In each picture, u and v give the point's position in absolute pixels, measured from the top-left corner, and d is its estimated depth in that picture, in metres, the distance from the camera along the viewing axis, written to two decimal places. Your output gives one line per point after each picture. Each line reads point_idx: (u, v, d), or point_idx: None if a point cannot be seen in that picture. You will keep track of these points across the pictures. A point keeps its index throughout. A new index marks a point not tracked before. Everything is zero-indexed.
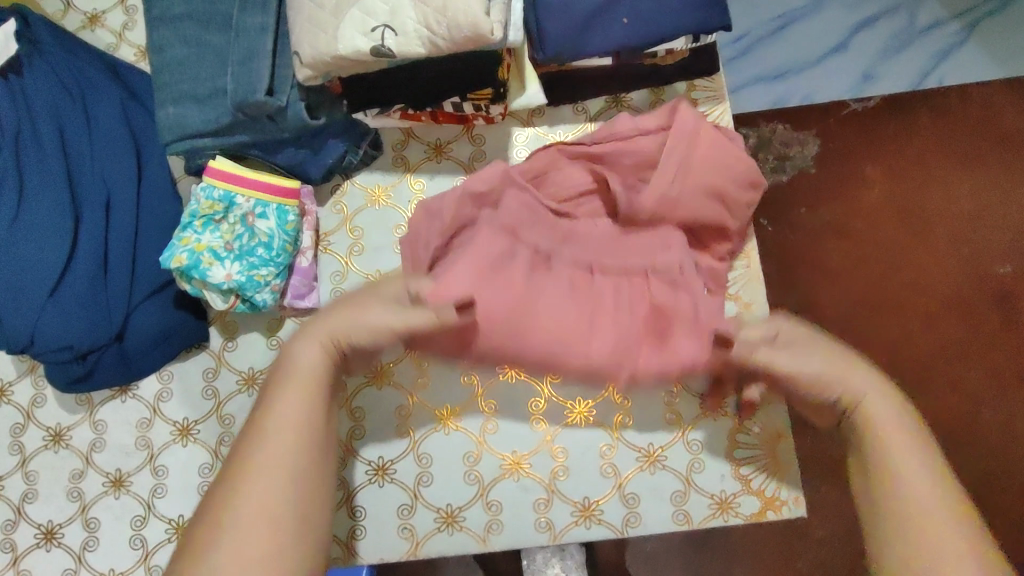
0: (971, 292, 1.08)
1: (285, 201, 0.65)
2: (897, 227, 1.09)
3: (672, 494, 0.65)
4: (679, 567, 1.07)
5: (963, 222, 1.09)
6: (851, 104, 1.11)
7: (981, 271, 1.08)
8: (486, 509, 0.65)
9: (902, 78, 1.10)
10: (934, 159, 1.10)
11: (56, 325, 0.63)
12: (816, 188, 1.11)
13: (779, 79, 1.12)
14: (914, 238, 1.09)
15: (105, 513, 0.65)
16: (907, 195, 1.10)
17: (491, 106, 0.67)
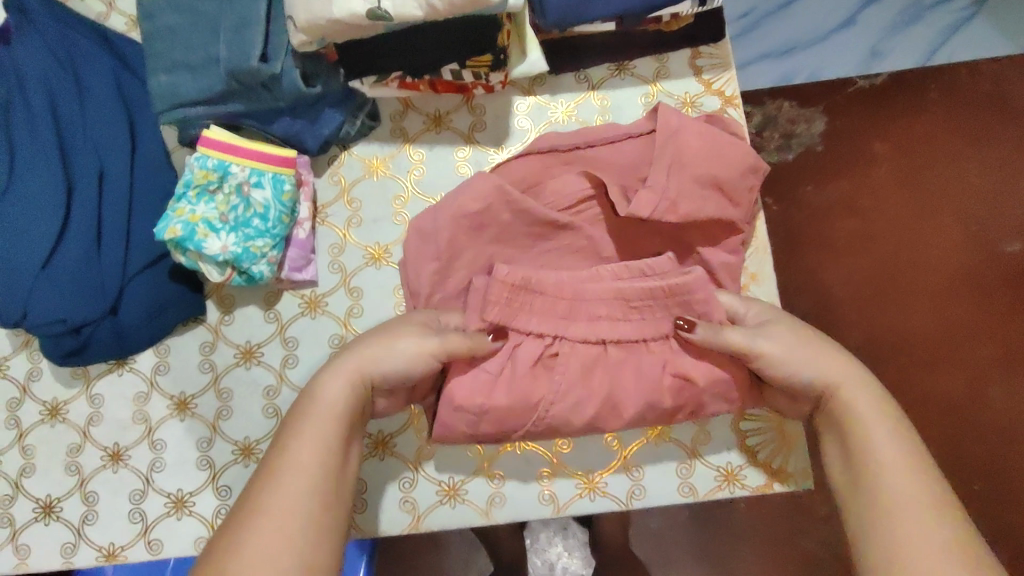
0: (980, 270, 1.05)
1: (282, 170, 0.64)
2: (905, 205, 1.08)
3: (677, 466, 0.64)
4: (682, 545, 1.07)
5: (975, 199, 1.07)
6: (859, 80, 1.09)
7: (991, 248, 1.06)
8: (488, 481, 0.64)
9: (910, 53, 1.08)
10: (944, 135, 1.08)
11: (49, 298, 0.63)
12: (821, 167, 1.09)
13: (785, 55, 1.10)
14: (921, 215, 1.07)
15: (103, 487, 0.65)
16: (915, 172, 1.08)
17: (491, 73, 0.66)
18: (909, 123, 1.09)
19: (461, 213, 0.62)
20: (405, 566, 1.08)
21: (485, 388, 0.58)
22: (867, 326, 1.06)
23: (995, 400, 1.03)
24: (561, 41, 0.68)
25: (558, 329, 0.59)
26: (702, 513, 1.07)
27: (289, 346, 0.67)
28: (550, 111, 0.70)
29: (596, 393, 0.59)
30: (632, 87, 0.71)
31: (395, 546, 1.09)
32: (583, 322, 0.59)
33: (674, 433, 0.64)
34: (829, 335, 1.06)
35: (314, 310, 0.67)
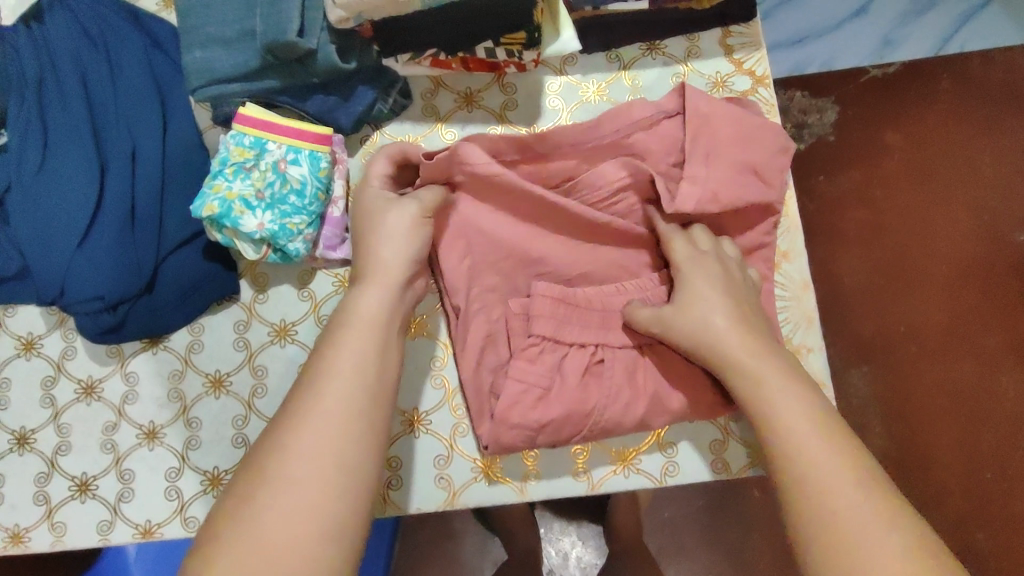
0: (989, 260, 1.05)
1: (317, 147, 0.64)
2: (915, 195, 1.08)
3: (710, 443, 0.64)
4: (696, 531, 1.07)
5: (984, 189, 1.06)
6: (871, 70, 1.09)
7: (998, 237, 1.05)
8: (523, 459, 0.64)
9: (922, 42, 1.09)
10: (956, 125, 1.08)
11: (82, 276, 0.63)
12: (832, 156, 1.10)
13: (798, 44, 1.10)
14: (932, 205, 1.07)
15: (140, 464, 0.65)
16: (926, 162, 1.08)
17: (525, 51, 0.66)
18: (919, 113, 1.09)
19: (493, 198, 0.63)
20: (421, 555, 1.08)
21: (530, 399, 0.59)
22: (878, 316, 1.07)
23: (1006, 390, 1.02)
24: (589, 21, 0.69)
25: (600, 338, 0.61)
26: (717, 498, 1.07)
27: (323, 324, 0.67)
28: (581, 90, 0.70)
29: (642, 393, 0.60)
30: (664, 66, 0.71)
31: (408, 537, 1.09)
32: (619, 332, 0.61)
33: (705, 424, 0.64)
34: (840, 322, 1.08)
35: (348, 289, 0.67)
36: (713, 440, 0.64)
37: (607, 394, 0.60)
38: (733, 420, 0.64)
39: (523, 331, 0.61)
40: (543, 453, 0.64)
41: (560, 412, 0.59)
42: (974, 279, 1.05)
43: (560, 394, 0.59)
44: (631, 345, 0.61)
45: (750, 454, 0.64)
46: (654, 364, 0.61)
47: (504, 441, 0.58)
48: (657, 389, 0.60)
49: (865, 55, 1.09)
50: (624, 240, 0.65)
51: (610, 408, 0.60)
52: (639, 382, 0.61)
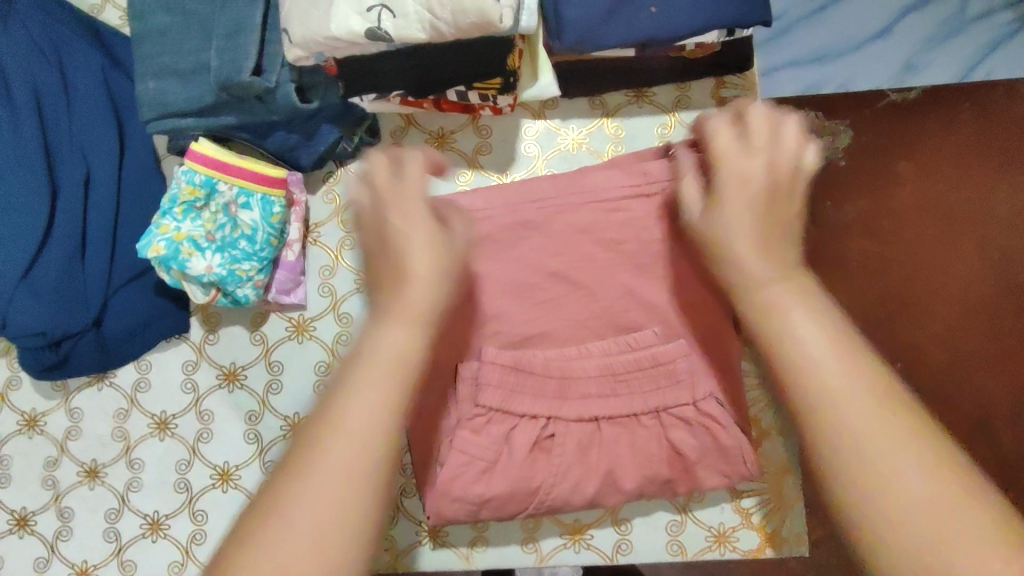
0: None
1: (270, 190, 0.60)
2: None
3: (667, 523, 0.62)
4: None
5: None
6: (890, 94, 1.00)
7: None
8: (471, 527, 0.62)
9: (944, 67, 1.00)
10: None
11: (27, 310, 0.60)
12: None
13: (815, 62, 1.03)
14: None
15: (79, 503, 0.63)
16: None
17: (500, 95, 0.61)
18: None
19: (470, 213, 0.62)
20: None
21: (477, 477, 0.56)
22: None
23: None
24: (574, 66, 0.64)
25: (552, 410, 0.57)
26: None
27: (274, 370, 0.64)
28: (559, 137, 0.67)
29: (595, 471, 0.57)
30: (649, 116, 0.67)
31: None
32: (575, 399, 0.57)
33: (662, 506, 0.61)
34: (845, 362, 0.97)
35: (301, 335, 0.64)
36: (670, 522, 0.61)
37: (558, 472, 0.57)
38: (691, 503, 0.62)
39: (471, 399, 0.58)
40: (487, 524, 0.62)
41: (504, 489, 0.56)
42: None
43: (505, 469, 0.56)
44: (586, 419, 0.57)
45: (711, 541, 0.62)
46: (608, 443, 0.57)
47: (445, 514, 0.56)
48: (611, 469, 0.57)
49: (886, 73, 1.01)
50: (589, 305, 0.63)
51: (557, 487, 0.57)
52: (591, 460, 0.57)
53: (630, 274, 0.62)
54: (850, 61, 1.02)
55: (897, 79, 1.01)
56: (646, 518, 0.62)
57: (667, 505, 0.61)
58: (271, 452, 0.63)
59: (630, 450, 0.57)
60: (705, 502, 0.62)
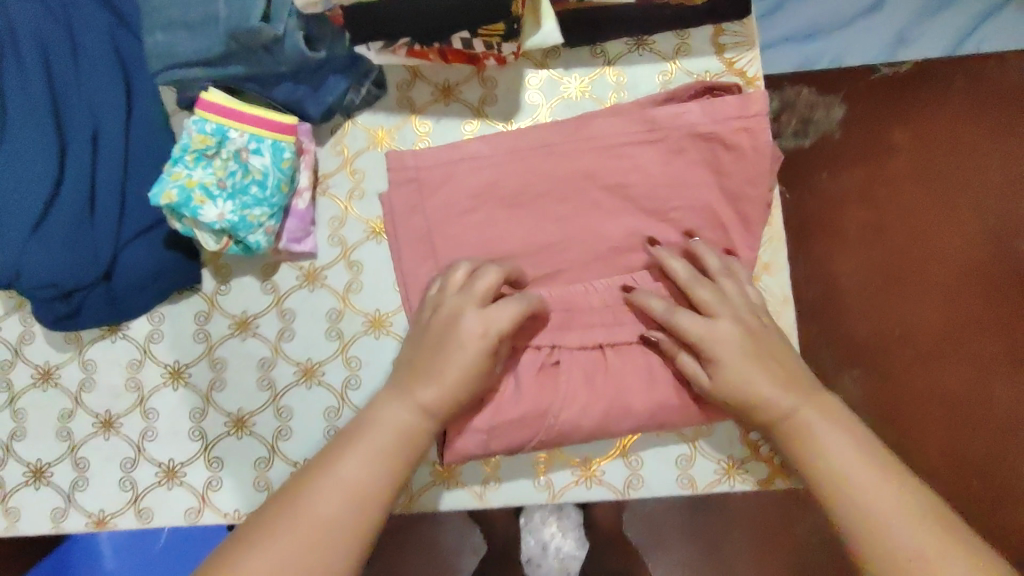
0: (994, 268, 1.01)
1: (281, 136, 0.61)
2: (920, 196, 1.04)
3: (677, 458, 0.63)
4: (676, 530, 1.13)
5: (995, 193, 1.02)
6: (881, 69, 1.04)
7: (1005, 244, 1.01)
8: (484, 465, 0.63)
9: (937, 40, 1.02)
10: (970, 126, 1.03)
11: (39, 261, 0.61)
12: (836, 157, 1.06)
13: (808, 37, 1.04)
14: (936, 208, 1.04)
15: (94, 454, 0.64)
16: (935, 163, 1.04)
17: (503, 43, 0.63)
18: (934, 110, 1.04)
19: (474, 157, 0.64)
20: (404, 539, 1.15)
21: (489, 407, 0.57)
22: (874, 319, 1.04)
23: (1000, 400, 1.00)
24: (576, 14, 0.65)
25: (557, 338, 0.59)
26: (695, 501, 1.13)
27: (286, 318, 0.65)
28: (563, 86, 0.68)
29: (603, 400, 0.58)
30: (651, 63, 0.68)
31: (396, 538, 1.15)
32: (577, 330, 0.60)
33: (671, 439, 0.63)
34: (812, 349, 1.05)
35: (312, 284, 0.65)
36: (680, 455, 0.63)
37: (567, 404, 0.58)
38: (700, 436, 0.63)
39: None
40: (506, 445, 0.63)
41: (515, 418, 0.57)
42: (977, 284, 1.02)
43: (516, 399, 0.58)
44: (591, 347, 0.60)
45: (722, 476, 0.62)
46: (615, 369, 0.59)
47: (458, 446, 0.57)
48: (620, 398, 0.58)
49: (878, 50, 1.03)
50: (594, 245, 0.63)
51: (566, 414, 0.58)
52: (600, 390, 0.59)
53: (635, 215, 0.64)
54: (845, 38, 1.03)
55: (890, 55, 1.03)
56: (655, 451, 0.63)
57: None
58: (284, 398, 0.64)
59: (638, 381, 0.59)
60: (713, 436, 0.63)
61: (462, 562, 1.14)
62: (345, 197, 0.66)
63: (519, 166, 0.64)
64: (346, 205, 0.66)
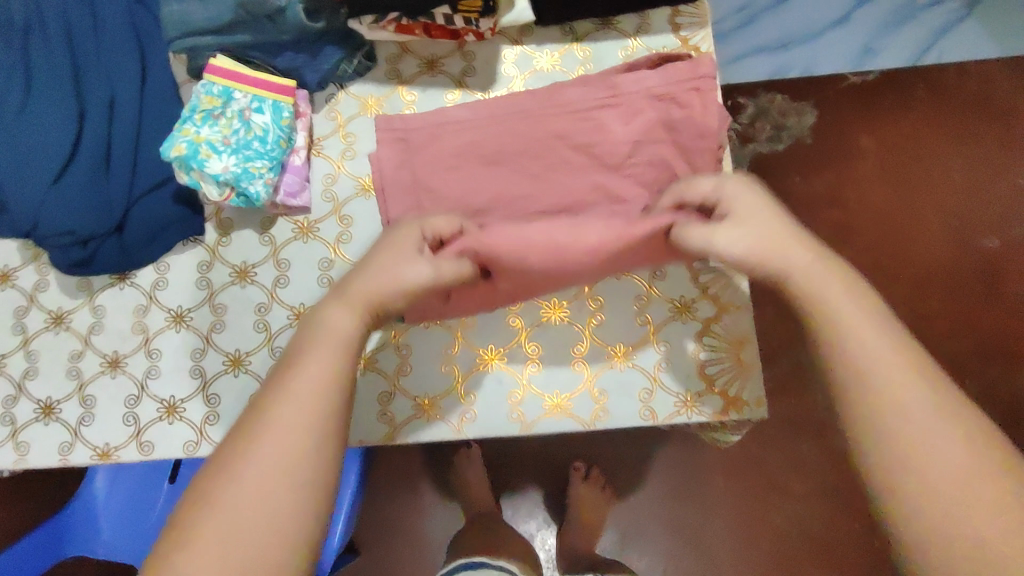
0: (955, 262, 1.15)
1: (280, 98, 0.69)
2: (888, 197, 1.16)
3: (639, 390, 0.67)
4: (660, 517, 1.15)
5: (955, 196, 1.16)
6: (850, 77, 1.16)
7: (966, 242, 1.15)
8: (461, 399, 0.67)
9: (901, 50, 1.15)
10: (930, 137, 1.17)
11: (57, 210, 0.68)
12: (806, 161, 1.17)
13: (780, 49, 1.15)
14: (905, 206, 1.16)
15: (101, 391, 0.69)
16: (899, 166, 1.16)
17: (481, 20, 0.69)
18: (899, 117, 1.17)
19: (454, 121, 0.71)
20: (389, 536, 1.16)
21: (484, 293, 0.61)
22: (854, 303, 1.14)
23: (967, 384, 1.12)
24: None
25: None
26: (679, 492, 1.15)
27: (282, 267, 0.71)
28: (536, 60, 0.75)
29: None
30: (615, 40, 0.75)
31: (377, 534, 1.16)
32: None
33: (634, 374, 0.67)
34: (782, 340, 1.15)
35: (306, 236, 0.71)
36: (642, 388, 0.67)
37: None
38: (660, 372, 0.67)
39: None
40: (486, 370, 0.68)
41: None
42: (944, 277, 1.14)
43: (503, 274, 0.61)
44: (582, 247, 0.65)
45: (682, 410, 0.66)
46: None
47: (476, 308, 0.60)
48: None
49: (846, 60, 1.16)
50: (563, 197, 0.70)
51: None
52: None
53: (600, 171, 0.70)
54: (818, 49, 1.15)
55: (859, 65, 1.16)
56: (620, 384, 0.67)
57: (616, 351, 0.68)
58: (278, 339, 0.69)
59: None
60: (672, 370, 0.67)
61: (442, 560, 1.14)
62: (336, 156, 0.73)
63: (497, 128, 0.70)
64: (338, 164, 0.73)
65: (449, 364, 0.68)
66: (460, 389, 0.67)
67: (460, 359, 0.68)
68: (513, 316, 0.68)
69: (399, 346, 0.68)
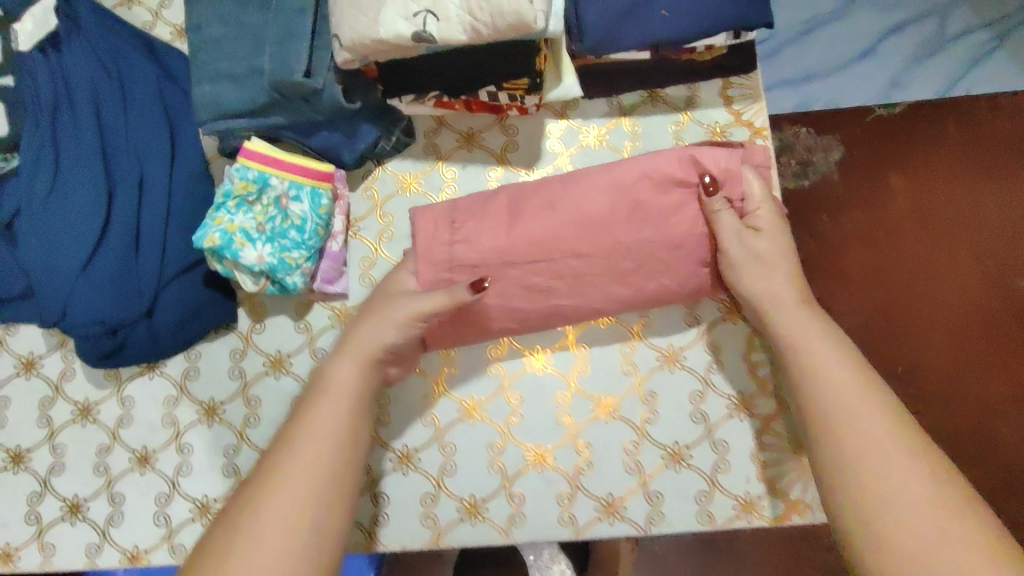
0: (996, 313, 0.83)
1: (319, 184, 0.65)
2: (918, 243, 0.86)
3: (696, 494, 0.65)
4: None
5: (996, 237, 0.84)
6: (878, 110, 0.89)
7: (1009, 289, 0.83)
8: (509, 501, 0.66)
9: (925, 83, 0.88)
10: (965, 175, 0.86)
11: (86, 298, 0.63)
12: (829, 197, 0.88)
13: (805, 79, 0.91)
14: (926, 258, 0.86)
15: (130, 488, 0.66)
16: (932, 209, 0.86)
17: (527, 96, 0.65)
18: (936, 149, 0.87)
19: None
20: None
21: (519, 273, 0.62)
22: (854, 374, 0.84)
23: None
24: (591, 72, 0.69)
25: None
26: None
27: (318, 357, 0.68)
28: (581, 135, 0.72)
29: None
30: (663, 114, 0.72)
31: None
32: None
33: (690, 476, 0.65)
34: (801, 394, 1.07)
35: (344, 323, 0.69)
36: (698, 492, 0.65)
37: None
38: (717, 475, 0.65)
39: None
40: (535, 469, 0.66)
41: None
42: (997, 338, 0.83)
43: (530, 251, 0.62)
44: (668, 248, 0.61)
45: (742, 515, 0.65)
46: None
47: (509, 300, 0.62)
48: None
49: (865, 92, 0.89)
50: None
51: None
52: None
53: None
54: (857, 77, 0.90)
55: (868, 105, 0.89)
56: (676, 488, 0.65)
57: (671, 451, 0.66)
58: None
59: None
60: (729, 472, 0.65)
61: None
62: (371, 239, 0.70)
63: None
64: (376, 247, 0.70)
65: (495, 463, 0.66)
66: (509, 490, 0.66)
67: (508, 459, 0.66)
68: (562, 413, 0.67)
69: (443, 445, 0.67)
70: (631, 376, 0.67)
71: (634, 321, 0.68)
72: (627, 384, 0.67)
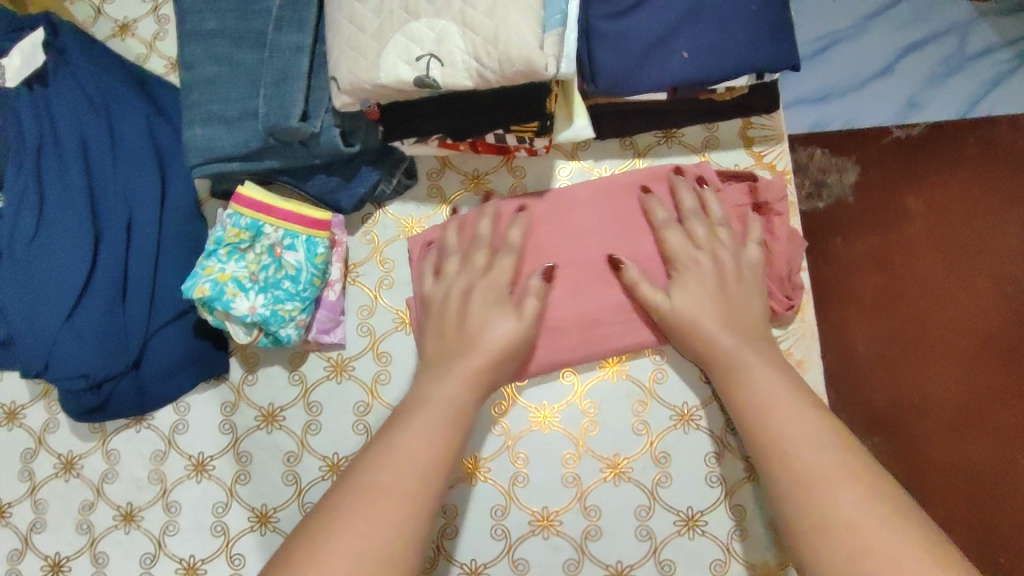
0: None
1: (315, 232, 0.62)
2: (945, 264, 0.69)
3: (712, 563, 0.61)
4: None
5: None
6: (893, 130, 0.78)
7: None
8: (512, 567, 0.62)
9: (948, 103, 0.77)
10: (985, 191, 0.68)
11: (70, 352, 0.60)
12: (845, 221, 0.77)
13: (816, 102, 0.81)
14: (942, 282, 0.68)
15: (114, 548, 0.63)
16: (961, 223, 0.68)
17: (536, 138, 0.62)
18: (965, 153, 0.71)
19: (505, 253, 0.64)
20: None
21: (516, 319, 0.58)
22: (863, 404, 0.72)
23: None
24: (604, 112, 0.65)
25: None
26: None
27: (313, 410, 0.65)
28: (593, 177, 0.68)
29: None
30: (679, 155, 0.69)
31: None
32: None
33: (705, 544, 0.62)
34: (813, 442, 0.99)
35: (341, 375, 0.65)
36: (714, 561, 0.61)
37: None
38: (734, 542, 0.61)
39: None
40: (541, 534, 0.62)
41: None
42: None
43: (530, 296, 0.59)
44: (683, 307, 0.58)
45: None
46: None
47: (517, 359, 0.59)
48: None
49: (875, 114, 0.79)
50: (620, 338, 0.62)
51: None
52: None
53: None
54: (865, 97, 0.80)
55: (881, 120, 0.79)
56: (691, 559, 0.61)
57: (686, 516, 0.62)
58: (308, 493, 0.63)
59: None
60: (747, 541, 0.61)
61: None
62: (371, 286, 0.67)
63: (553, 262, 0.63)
64: (375, 295, 0.67)
65: (499, 527, 0.62)
66: (512, 557, 0.62)
67: (511, 523, 0.62)
68: (569, 476, 0.63)
69: (444, 510, 0.63)
70: (643, 437, 0.63)
71: (647, 376, 0.64)
72: (639, 445, 0.63)
